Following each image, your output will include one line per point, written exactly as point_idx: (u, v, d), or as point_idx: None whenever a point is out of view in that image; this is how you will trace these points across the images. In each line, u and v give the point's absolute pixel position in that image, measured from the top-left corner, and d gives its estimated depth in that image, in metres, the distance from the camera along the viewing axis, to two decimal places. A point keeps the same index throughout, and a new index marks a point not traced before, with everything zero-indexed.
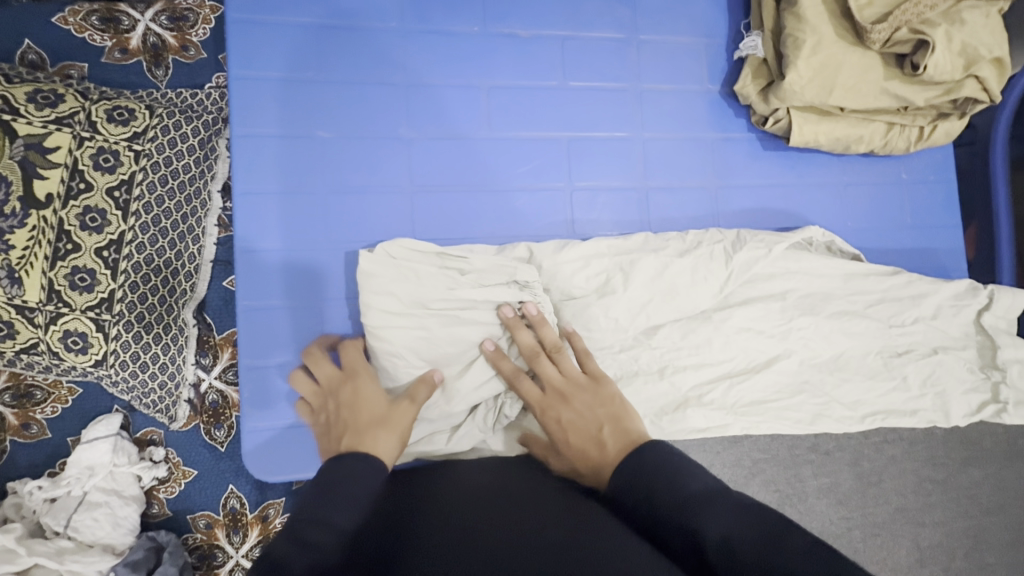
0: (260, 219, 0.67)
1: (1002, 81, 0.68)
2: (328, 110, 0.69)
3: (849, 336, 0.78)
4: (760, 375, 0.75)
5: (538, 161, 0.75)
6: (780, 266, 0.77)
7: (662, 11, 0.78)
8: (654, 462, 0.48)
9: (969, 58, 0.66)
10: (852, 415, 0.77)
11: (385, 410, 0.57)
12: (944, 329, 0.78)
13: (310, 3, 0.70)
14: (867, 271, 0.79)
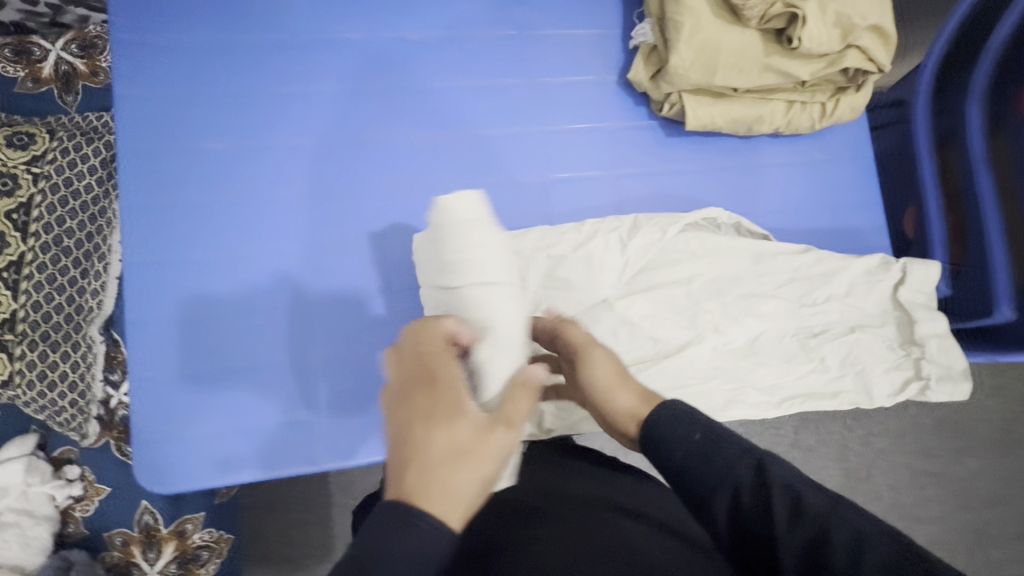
0: (148, 231, 0.68)
1: (885, 49, 0.67)
2: (217, 123, 0.71)
3: (760, 318, 0.77)
4: (670, 363, 0.73)
5: (433, 161, 0.76)
6: (685, 250, 0.77)
7: (553, 7, 0.79)
8: (674, 424, 0.48)
9: (845, 28, 0.65)
10: (770, 399, 0.75)
11: (468, 440, 0.39)
12: (859, 306, 0.77)
13: (193, 20, 0.71)
14: (773, 250, 0.78)
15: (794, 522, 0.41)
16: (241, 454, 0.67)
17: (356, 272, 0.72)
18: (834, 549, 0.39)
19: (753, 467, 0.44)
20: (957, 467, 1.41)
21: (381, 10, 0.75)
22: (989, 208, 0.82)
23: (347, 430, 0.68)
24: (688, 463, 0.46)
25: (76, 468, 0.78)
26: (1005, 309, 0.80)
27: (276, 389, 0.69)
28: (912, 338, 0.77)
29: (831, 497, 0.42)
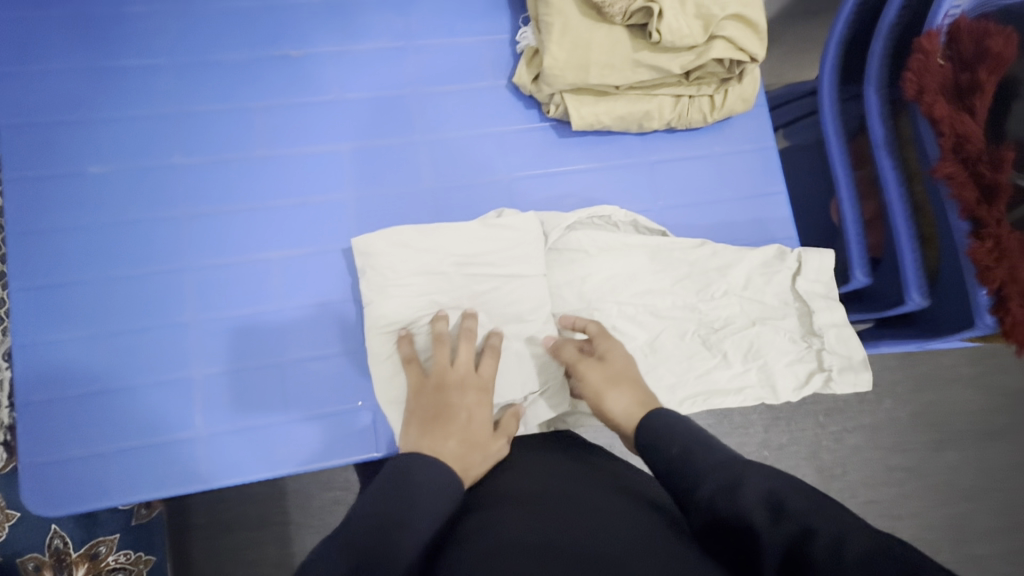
0: (32, 256, 0.69)
1: (751, 37, 0.68)
2: (100, 147, 0.72)
3: (658, 316, 0.75)
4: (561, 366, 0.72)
5: (320, 173, 0.75)
6: (579, 248, 0.76)
7: (438, 17, 0.80)
8: (671, 431, 0.53)
9: (705, 18, 0.67)
10: (670, 398, 0.73)
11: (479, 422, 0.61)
12: (756, 299, 0.76)
13: (78, 48, 0.73)
14: (667, 246, 0.77)
15: (775, 518, 0.42)
16: (124, 473, 0.67)
17: (241, 288, 0.72)
18: (816, 544, 0.39)
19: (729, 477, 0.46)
20: (938, 462, 1.31)
21: (263, 28, 0.76)
22: (894, 193, 0.79)
23: (232, 446, 0.69)
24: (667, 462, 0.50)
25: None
26: (916, 295, 0.78)
27: (162, 406, 0.69)
28: (812, 329, 0.75)
29: (797, 494, 0.44)
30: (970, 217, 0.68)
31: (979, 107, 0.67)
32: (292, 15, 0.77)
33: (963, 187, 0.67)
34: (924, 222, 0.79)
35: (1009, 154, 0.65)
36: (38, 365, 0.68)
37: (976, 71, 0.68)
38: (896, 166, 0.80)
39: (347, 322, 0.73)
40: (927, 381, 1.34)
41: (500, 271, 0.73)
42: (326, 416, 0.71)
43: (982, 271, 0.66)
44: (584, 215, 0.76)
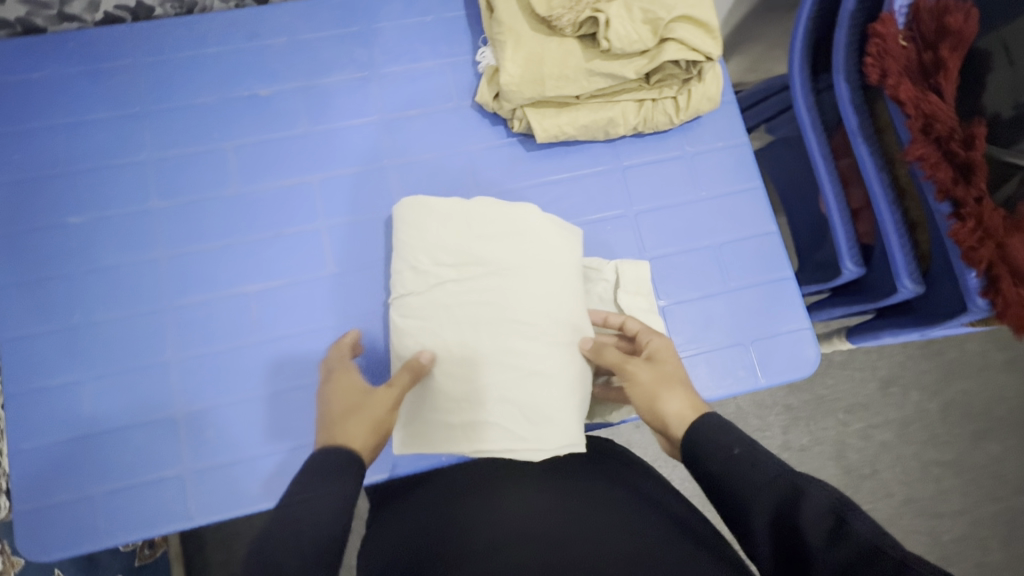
0: (24, 307, 0.72)
1: (701, 37, 0.69)
2: (81, 198, 0.75)
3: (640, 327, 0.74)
4: (559, 372, 0.65)
5: (295, 206, 0.77)
6: (410, 235, 0.69)
7: (400, 43, 0.82)
8: (714, 438, 0.52)
9: (653, 23, 0.68)
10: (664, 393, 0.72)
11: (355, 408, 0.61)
12: (521, 281, 0.67)
13: (55, 106, 0.76)
14: (442, 226, 0.69)
15: (833, 540, 0.40)
16: (113, 516, 0.68)
17: (222, 323, 0.73)
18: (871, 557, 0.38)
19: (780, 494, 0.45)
20: (975, 455, 1.24)
21: (228, 72, 0.79)
22: (875, 180, 0.76)
23: (215, 483, 0.69)
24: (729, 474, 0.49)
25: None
26: (908, 283, 0.75)
27: (148, 446, 0.70)
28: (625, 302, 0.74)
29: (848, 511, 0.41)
30: (950, 199, 0.65)
31: (944, 86, 0.66)
32: (256, 57, 0.80)
33: (937, 167, 0.65)
34: (912, 206, 0.77)
35: (981, 129, 0.63)
36: (30, 412, 0.70)
37: (938, 48, 0.66)
38: (875, 151, 0.77)
39: (327, 353, 0.73)
40: (955, 369, 1.28)
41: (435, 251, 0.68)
42: (309, 446, 0.71)
43: (967, 252, 0.64)
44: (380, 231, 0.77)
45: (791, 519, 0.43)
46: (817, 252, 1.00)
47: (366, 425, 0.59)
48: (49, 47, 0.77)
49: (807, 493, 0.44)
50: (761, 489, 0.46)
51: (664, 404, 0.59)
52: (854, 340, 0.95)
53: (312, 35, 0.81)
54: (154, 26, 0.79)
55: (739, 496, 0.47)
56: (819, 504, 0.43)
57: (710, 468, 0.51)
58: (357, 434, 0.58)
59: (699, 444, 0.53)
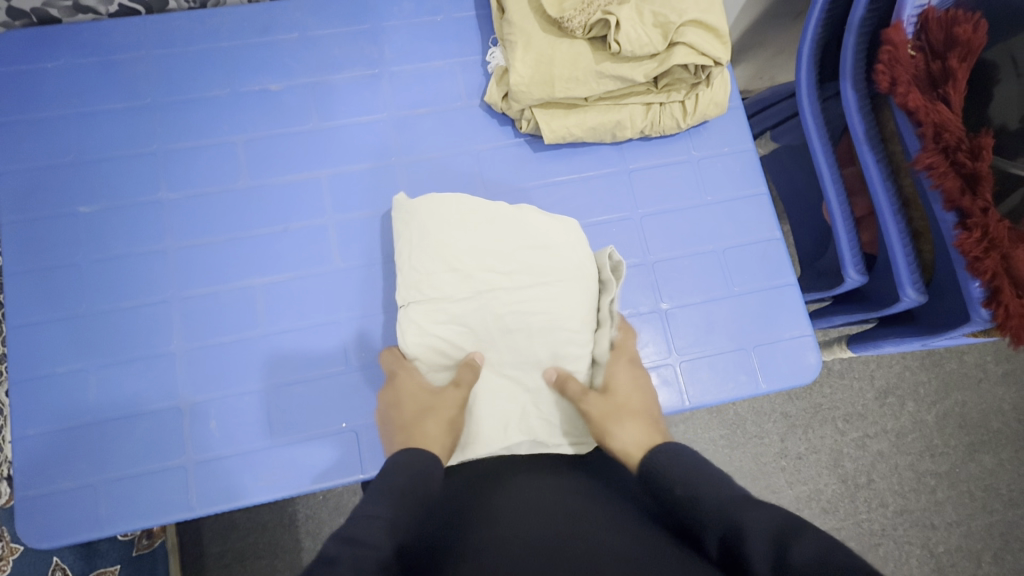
0: (32, 294, 0.73)
1: (711, 41, 0.70)
2: (90, 188, 0.75)
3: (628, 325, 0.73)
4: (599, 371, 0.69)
5: (301, 199, 0.77)
6: (426, 233, 0.70)
7: (411, 42, 0.82)
8: (673, 469, 0.51)
9: (664, 28, 0.69)
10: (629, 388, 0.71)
11: (424, 406, 0.63)
12: (569, 285, 0.70)
13: (67, 96, 0.77)
14: (488, 238, 0.70)
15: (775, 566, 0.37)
16: (114, 505, 0.68)
17: (227, 317, 0.73)
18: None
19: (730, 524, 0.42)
20: (971, 466, 1.24)
21: (239, 67, 0.79)
22: (881, 189, 0.76)
23: (216, 474, 0.69)
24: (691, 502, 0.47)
25: None
26: (911, 292, 0.75)
27: (149, 437, 0.70)
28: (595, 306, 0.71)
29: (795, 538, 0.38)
30: (956, 208, 0.66)
31: (952, 96, 0.66)
32: (267, 52, 0.80)
33: (945, 177, 0.65)
34: (916, 215, 0.77)
35: (988, 140, 0.63)
36: (34, 398, 0.70)
37: (947, 59, 0.67)
38: (881, 160, 0.77)
39: (330, 348, 0.74)
40: (954, 380, 1.28)
41: (455, 252, 0.69)
42: (310, 441, 0.71)
43: (972, 262, 0.64)
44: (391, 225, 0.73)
45: (736, 551, 0.41)
46: (820, 260, 1.01)
47: (440, 426, 0.61)
48: (62, 36, 0.78)
49: (753, 519, 0.41)
50: (711, 520, 0.44)
51: (614, 437, 0.59)
52: (854, 348, 0.95)
53: (324, 32, 0.81)
54: (167, 20, 0.80)
55: (695, 528, 0.45)
56: (764, 539, 0.39)
57: (671, 494, 0.49)
58: (434, 436, 0.59)
59: (660, 477, 0.51)
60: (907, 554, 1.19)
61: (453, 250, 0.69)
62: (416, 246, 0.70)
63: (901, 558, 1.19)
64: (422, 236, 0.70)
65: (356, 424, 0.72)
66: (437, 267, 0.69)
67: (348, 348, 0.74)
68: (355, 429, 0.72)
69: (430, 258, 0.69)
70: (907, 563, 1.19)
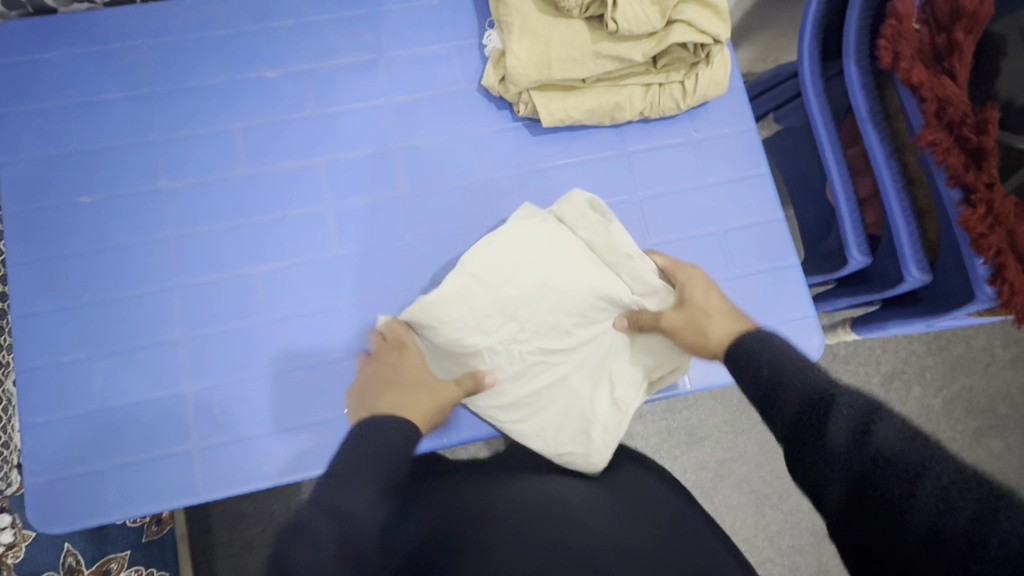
0: (34, 285, 0.73)
1: (710, 19, 0.69)
2: (90, 178, 0.75)
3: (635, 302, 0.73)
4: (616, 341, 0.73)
5: (300, 188, 0.77)
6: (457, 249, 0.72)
7: (408, 27, 0.81)
8: (761, 350, 0.55)
9: (662, 5, 0.67)
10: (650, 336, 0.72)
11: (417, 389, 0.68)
12: (554, 260, 0.71)
13: (65, 86, 0.77)
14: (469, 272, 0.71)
15: (858, 438, 0.42)
16: (121, 490, 0.69)
17: (228, 305, 0.74)
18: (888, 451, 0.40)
19: (819, 401, 0.46)
20: (979, 451, 1.23)
21: (235, 53, 0.79)
22: (885, 167, 0.75)
23: (221, 460, 0.70)
24: (772, 372, 0.52)
25: (7, 515, 0.75)
26: (915, 272, 0.74)
27: (155, 423, 0.71)
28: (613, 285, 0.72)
29: (881, 416, 0.42)
30: (960, 184, 0.65)
31: (957, 69, 0.65)
32: (262, 39, 0.80)
33: (949, 153, 0.64)
34: (920, 193, 0.76)
35: (993, 114, 0.62)
36: (41, 387, 0.71)
37: (953, 31, 0.65)
38: (885, 138, 0.76)
39: (331, 334, 0.74)
40: (962, 365, 1.27)
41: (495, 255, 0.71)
42: (313, 427, 0.72)
43: (976, 238, 0.63)
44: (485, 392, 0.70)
45: (817, 420, 0.45)
46: (823, 243, 1.00)
47: (425, 406, 0.66)
48: (58, 27, 0.78)
49: (843, 395, 0.44)
50: (791, 397, 0.48)
51: (711, 326, 0.65)
52: (859, 330, 0.94)
53: (319, 17, 0.81)
54: (162, 8, 0.79)
55: (775, 395, 0.49)
56: (847, 421, 0.43)
57: (752, 371, 0.54)
58: (414, 412, 0.65)
59: (739, 361, 0.57)
60: None
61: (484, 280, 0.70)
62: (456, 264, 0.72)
63: None
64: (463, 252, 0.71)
65: None
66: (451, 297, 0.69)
67: (349, 335, 0.74)
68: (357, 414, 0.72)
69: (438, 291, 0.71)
70: None
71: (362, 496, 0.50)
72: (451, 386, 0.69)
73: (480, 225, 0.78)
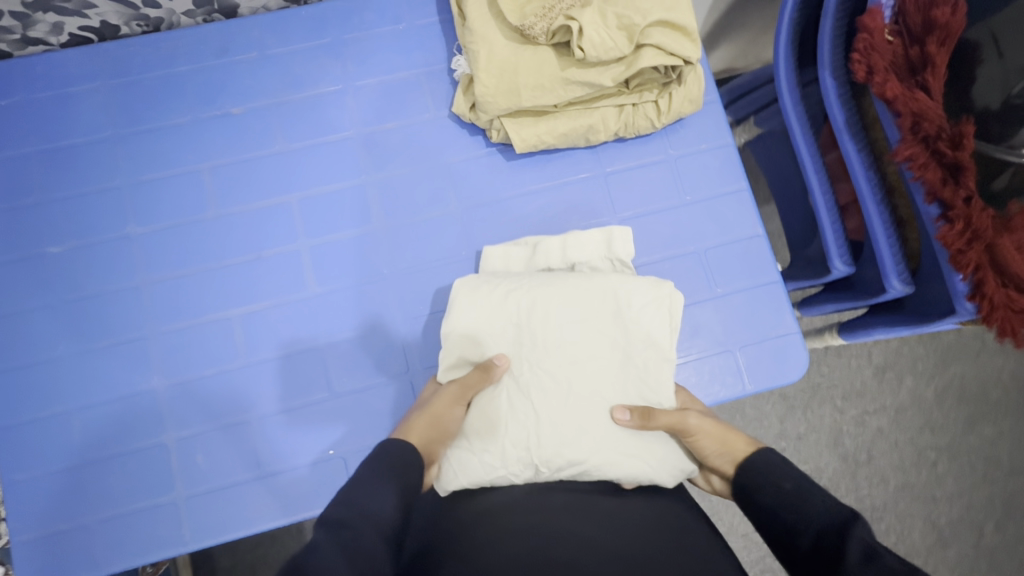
0: (7, 340, 0.72)
1: (680, 41, 0.67)
2: (59, 228, 0.74)
3: (637, 300, 0.68)
4: (630, 346, 0.67)
5: (273, 226, 0.76)
6: (469, 286, 0.70)
7: (375, 54, 0.79)
8: (771, 471, 0.53)
9: (629, 29, 0.66)
10: (657, 328, 0.68)
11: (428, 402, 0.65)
12: (562, 279, 0.69)
13: (26, 134, 0.75)
14: (490, 312, 0.68)
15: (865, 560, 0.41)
16: (108, 545, 0.68)
17: (206, 349, 0.73)
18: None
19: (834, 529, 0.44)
20: (971, 438, 1.24)
21: (199, 90, 0.77)
22: (862, 178, 0.74)
23: (208, 508, 0.70)
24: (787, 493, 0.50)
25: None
26: (897, 283, 0.74)
27: (139, 474, 0.70)
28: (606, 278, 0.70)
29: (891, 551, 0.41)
30: (938, 200, 0.64)
31: (932, 83, 0.63)
32: (225, 73, 0.78)
33: (926, 168, 0.63)
34: (900, 203, 0.75)
35: (970, 128, 0.61)
36: (21, 443, 0.70)
37: (926, 43, 0.64)
38: (863, 149, 0.75)
39: (312, 374, 0.73)
40: (952, 352, 1.27)
41: (510, 281, 0.69)
42: (299, 470, 0.71)
43: (955, 255, 0.62)
44: (510, 466, 0.62)
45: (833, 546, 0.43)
46: (808, 248, 0.99)
47: (423, 421, 0.62)
48: (15, 74, 0.76)
49: (857, 523, 0.44)
50: (812, 518, 0.47)
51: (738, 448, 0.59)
52: (845, 335, 0.93)
53: (284, 49, 0.79)
54: (120, 46, 0.77)
55: (790, 521, 0.48)
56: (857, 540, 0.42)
57: (764, 500, 0.52)
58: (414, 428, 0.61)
59: (754, 484, 0.54)
60: (910, 528, 1.20)
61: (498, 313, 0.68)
62: (471, 302, 0.69)
63: (902, 532, 1.20)
64: (470, 293, 0.69)
65: (343, 451, 0.72)
66: (474, 344, 0.68)
67: (332, 374, 0.73)
68: (343, 453, 0.72)
69: (459, 334, 0.68)
70: (908, 536, 1.20)
71: (384, 518, 0.48)
72: (449, 388, 0.65)
73: (458, 255, 0.76)
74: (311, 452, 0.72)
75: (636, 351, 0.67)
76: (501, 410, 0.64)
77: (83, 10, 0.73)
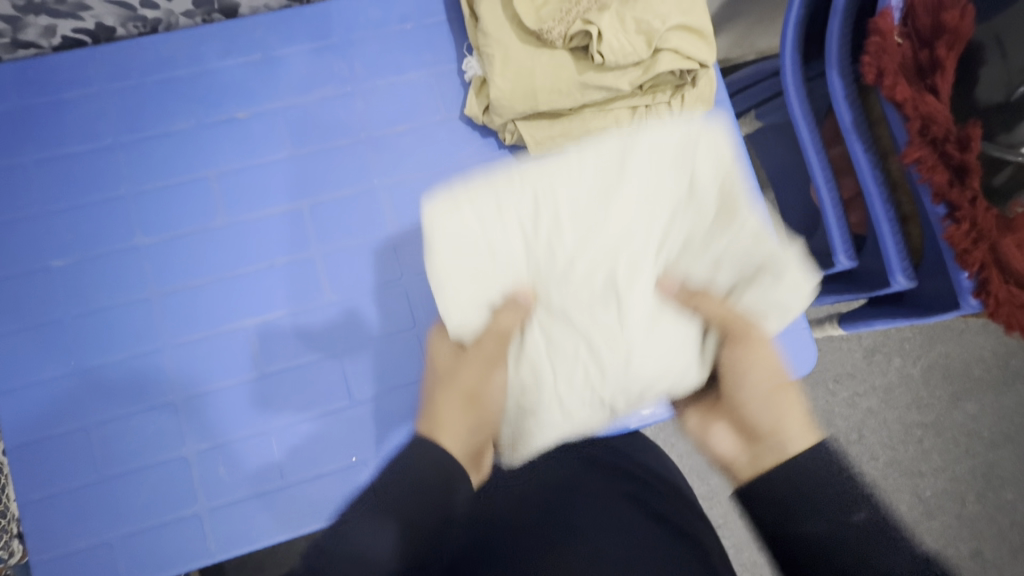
0: (14, 357, 0.70)
1: (697, 46, 0.68)
2: (62, 240, 0.72)
3: (654, 156, 0.52)
4: (679, 219, 0.53)
5: (284, 233, 0.75)
6: (444, 224, 0.53)
7: (383, 54, 0.78)
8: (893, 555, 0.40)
9: (648, 33, 0.66)
10: (688, 181, 0.52)
11: (449, 361, 0.58)
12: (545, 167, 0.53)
13: (21, 142, 0.72)
14: (481, 236, 0.54)
15: None
16: (132, 559, 0.68)
17: (222, 360, 0.72)
18: None
19: None
20: (955, 415, 1.29)
21: (203, 94, 0.75)
22: (868, 177, 0.76)
23: (232, 519, 0.70)
24: None
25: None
26: (900, 279, 0.76)
27: (160, 488, 0.70)
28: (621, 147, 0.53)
29: None
30: (944, 201, 0.66)
31: (940, 86, 0.65)
32: (229, 76, 0.75)
33: (934, 170, 0.65)
34: (904, 200, 0.77)
35: (975, 131, 0.63)
36: (36, 461, 0.69)
37: (935, 47, 0.65)
38: (869, 149, 0.76)
39: (331, 381, 0.73)
40: (937, 333, 1.32)
41: (489, 191, 0.53)
42: (322, 477, 0.71)
43: (961, 254, 0.65)
44: (575, 407, 0.55)
45: None
46: (809, 239, 1.01)
47: (457, 402, 0.54)
48: (5, 80, 0.72)
49: None
50: None
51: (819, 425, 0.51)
52: (845, 325, 0.96)
53: (288, 50, 0.76)
54: (118, 49, 0.74)
55: None
56: None
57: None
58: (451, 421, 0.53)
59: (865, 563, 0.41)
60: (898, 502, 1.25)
61: (490, 242, 0.54)
62: (452, 237, 0.54)
63: None
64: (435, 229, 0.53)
65: (365, 456, 0.72)
66: (469, 285, 0.55)
67: (351, 381, 0.73)
68: (366, 458, 0.72)
69: (448, 285, 0.55)
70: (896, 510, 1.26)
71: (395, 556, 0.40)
72: (477, 347, 0.55)
73: None
74: (333, 459, 0.72)
75: (688, 229, 0.53)
76: (540, 347, 0.55)
77: (77, 12, 0.69)
